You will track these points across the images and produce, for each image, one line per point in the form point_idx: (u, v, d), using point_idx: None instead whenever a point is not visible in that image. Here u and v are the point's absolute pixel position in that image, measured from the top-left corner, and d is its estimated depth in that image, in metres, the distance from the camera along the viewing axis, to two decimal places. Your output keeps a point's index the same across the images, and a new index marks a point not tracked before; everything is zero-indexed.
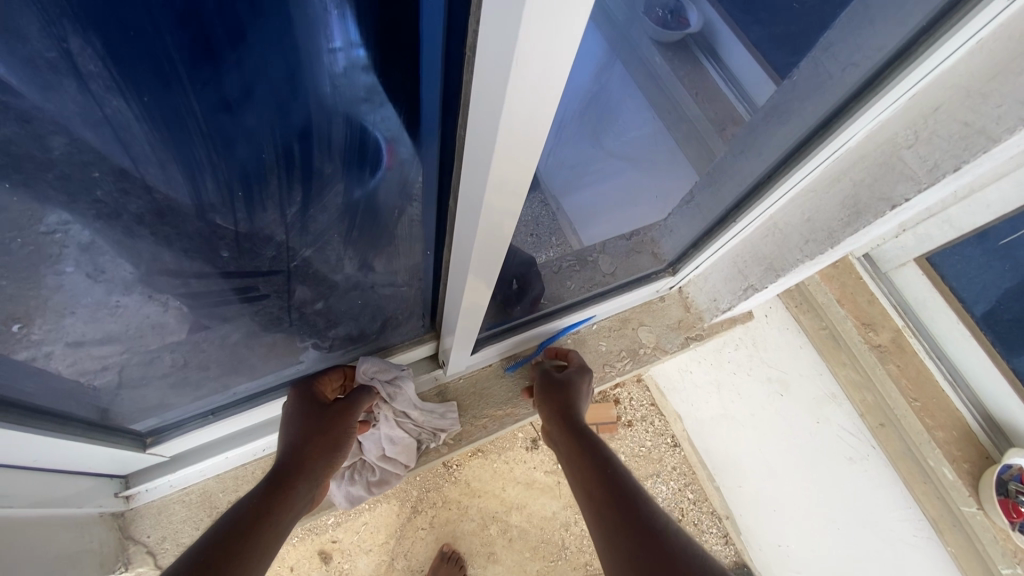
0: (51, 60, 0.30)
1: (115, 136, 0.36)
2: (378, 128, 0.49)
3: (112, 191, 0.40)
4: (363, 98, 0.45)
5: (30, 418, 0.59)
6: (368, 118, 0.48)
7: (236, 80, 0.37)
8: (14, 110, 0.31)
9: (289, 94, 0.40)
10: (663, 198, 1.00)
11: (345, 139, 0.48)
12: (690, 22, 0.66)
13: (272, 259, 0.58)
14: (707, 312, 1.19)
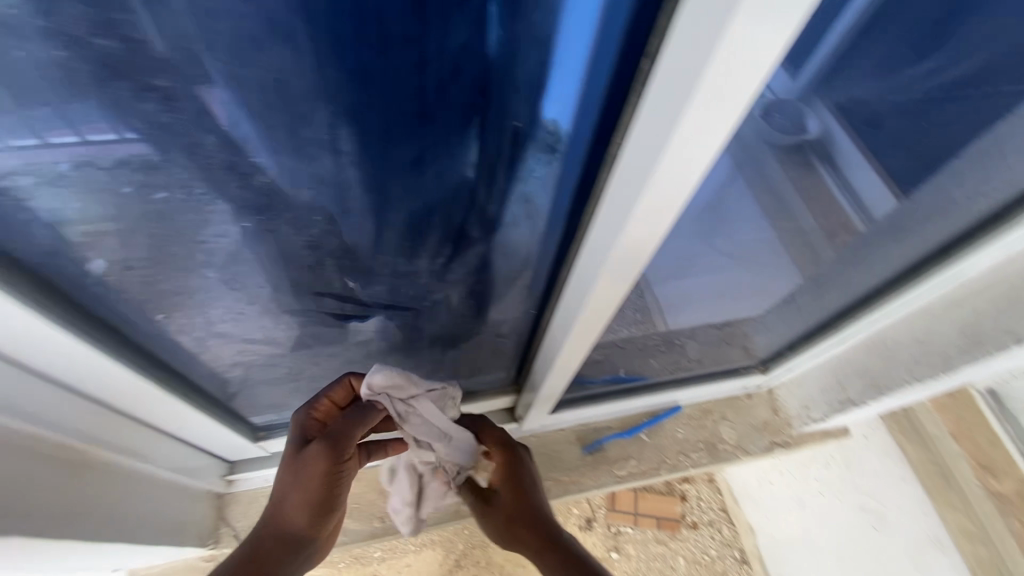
0: (306, 143, 0.41)
1: (324, 195, 0.46)
2: (514, 207, 0.57)
3: (311, 231, 0.51)
4: (509, 184, 0.53)
5: (189, 390, 0.72)
6: (507, 199, 0.55)
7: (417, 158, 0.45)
8: (273, 170, 0.42)
9: (453, 170, 0.48)
10: (762, 296, 0.96)
11: (487, 209, 0.55)
12: (809, 127, 0.63)
13: (398, 300, 0.66)
14: (798, 419, 1.14)
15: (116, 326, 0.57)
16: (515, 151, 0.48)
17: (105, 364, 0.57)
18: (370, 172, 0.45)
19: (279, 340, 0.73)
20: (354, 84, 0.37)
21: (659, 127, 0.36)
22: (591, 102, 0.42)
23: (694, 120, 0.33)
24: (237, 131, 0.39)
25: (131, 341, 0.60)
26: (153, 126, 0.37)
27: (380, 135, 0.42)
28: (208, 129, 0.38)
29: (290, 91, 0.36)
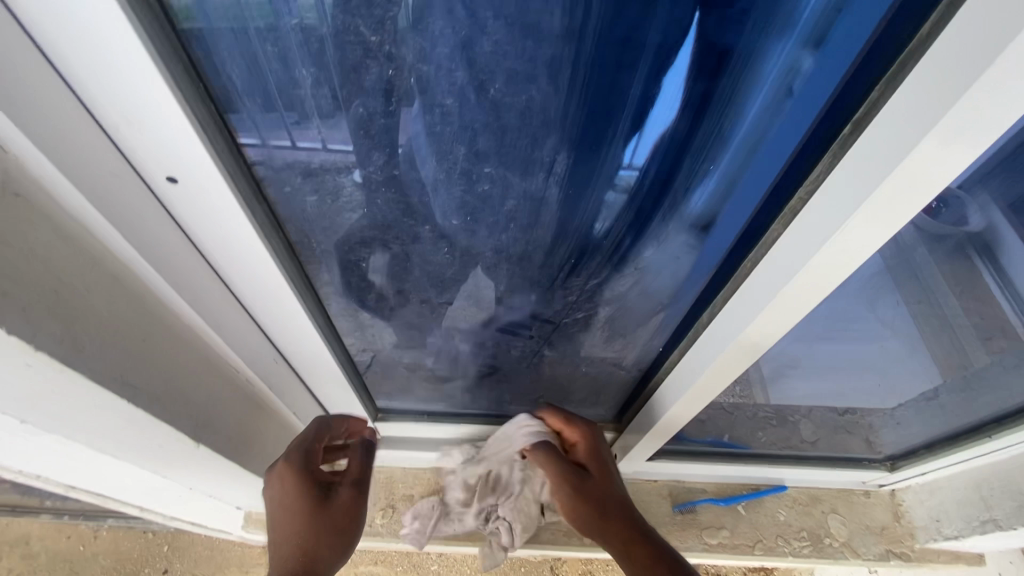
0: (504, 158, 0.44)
1: (500, 206, 0.50)
2: (658, 253, 0.57)
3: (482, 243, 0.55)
4: (658, 231, 0.54)
5: (346, 367, 0.79)
6: (653, 244, 0.56)
7: (599, 197, 0.49)
8: (469, 177, 0.46)
9: (627, 214, 0.51)
10: (887, 390, 0.90)
11: (642, 254, 0.57)
12: (970, 221, 0.65)
13: (528, 316, 0.69)
14: (924, 531, 1.03)
15: (328, 309, 0.66)
16: (688, 208, 0.50)
17: (312, 337, 0.66)
18: (553, 204, 0.49)
19: (424, 342, 0.78)
20: (577, 127, 0.42)
21: (856, 187, 0.37)
22: (777, 163, 0.43)
23: (898, 181, 0.35)
24: (472, 160, 0.44)
25: (332, 323, 0.69)
26: (409, 150, 0.43)
27: (575, 172, 0.46)
28: (450, 147, 0.43)
29: (524, 127, 0.41)
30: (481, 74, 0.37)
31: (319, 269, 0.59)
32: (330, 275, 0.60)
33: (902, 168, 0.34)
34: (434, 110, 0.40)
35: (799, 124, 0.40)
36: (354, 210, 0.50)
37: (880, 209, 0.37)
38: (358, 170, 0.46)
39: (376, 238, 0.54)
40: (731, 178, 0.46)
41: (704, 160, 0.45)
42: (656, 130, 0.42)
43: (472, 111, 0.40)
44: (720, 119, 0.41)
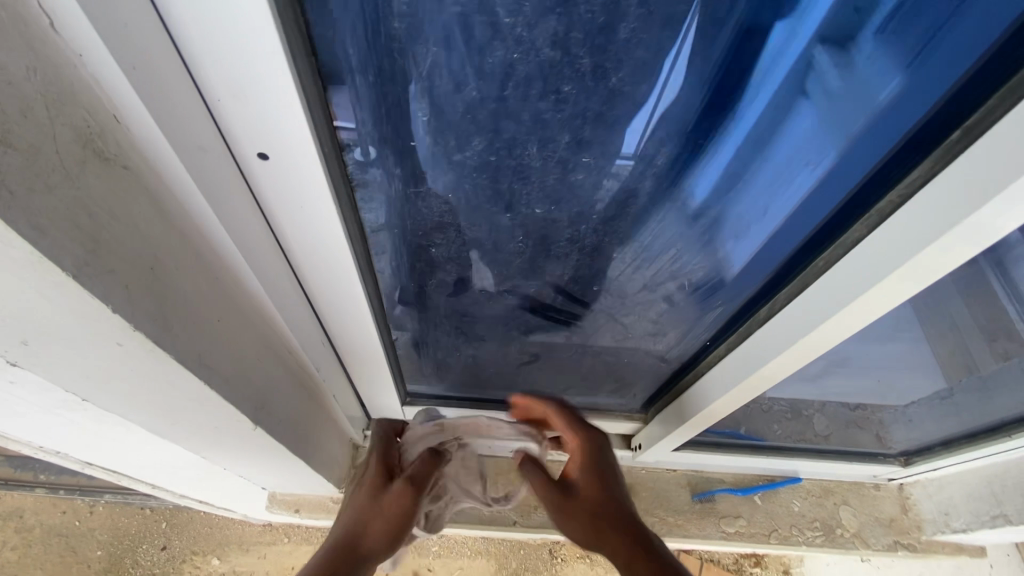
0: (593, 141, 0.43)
1: (575, 192, 0.48)
2: (687, 250, 0.58)
3: (555, 231, 0.54)
4: (690, 228, 0.55)
5: (388, 351, 0.78)
6: (681, 242, 0.57)
7: (670, 198, 0.51)
8: (559, 160, 0.45)
9: (690, 216, 0.53)
10: (891, 390, 0.90)
11: (700, 255, 0.59)
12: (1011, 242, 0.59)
13: (575, 305, 0.69)
14: (932, 524, 1.07)
15: (382, 294, 0.66)
16: (738, 203, 0.51)
17: (364, 320, 0.65)
18: (631, 205, 0.51)
19: (470, 333, 0.78)
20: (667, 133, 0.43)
21: (941, 212, 0.38)
22: (861, 172, 0.45)
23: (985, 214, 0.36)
24: (570, 150, 0.44)
25: (383, 307, 0.68)
26: (509, 138, 0.43)
27: (658, 174, 0.48)
28: (552, 135, 0.42)
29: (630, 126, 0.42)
30: (606, 62, 0.37)
31: (383, 254, 0.58)
32: (393, 259, 0.59)
33: (993, 203, 0.35)
34: (548, 97, 0.39)
35: (886, 137, 0.42)
36: (434, 195, 0.50)
37: (964, 237, 0.38)
38: (450, 156, 0.45)
39: (450, 224, 0.53)
40: (766, 165, 0.47)
41: (772, 168, 0.47)
42: (732, 139, 0.44)
43: (586, 99, 0.39)
44: (790, 130, 0.44)
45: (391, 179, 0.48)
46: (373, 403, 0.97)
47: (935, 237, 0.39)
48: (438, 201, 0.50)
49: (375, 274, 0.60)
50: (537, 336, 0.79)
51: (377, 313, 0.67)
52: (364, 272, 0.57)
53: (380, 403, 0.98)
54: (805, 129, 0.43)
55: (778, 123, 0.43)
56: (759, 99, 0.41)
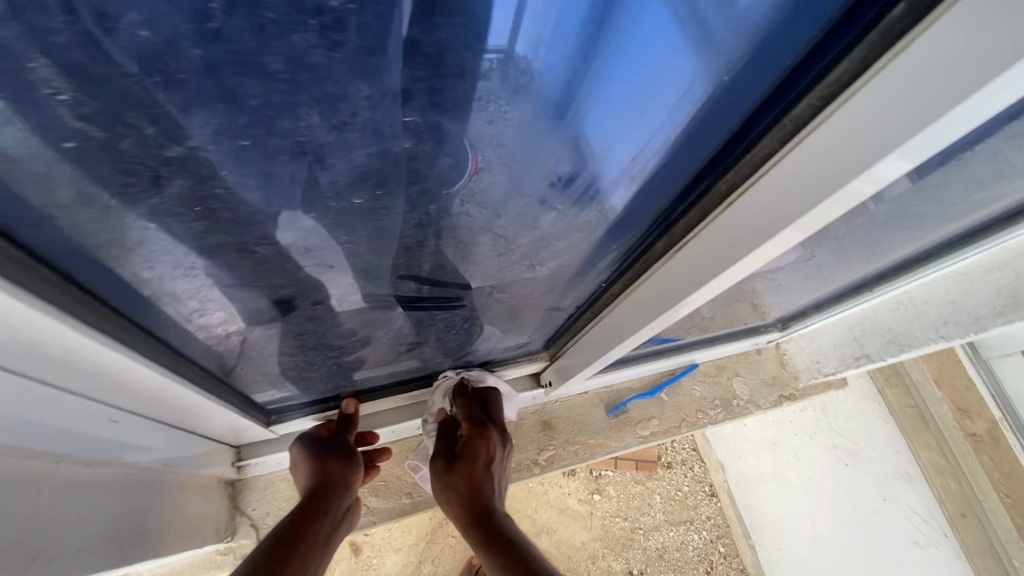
0: (411, 86, 0.25)
1: (403, 165, 0.31)
2: (531, 184, 0.41)
3: (392, 215, 0.37)
4: (525, 156, 0.37)
5: (211, 385, 0.59)
6: (512, 174, 0.39)
7: (548, 162, 0.38)
8: (364, 124, 0.26)
9: (569, 183, 0.41)
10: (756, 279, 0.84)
11: (582, 217, 0.48)
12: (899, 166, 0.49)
13: (437, 286, 0.53)
14: (806, 372, 1.19)
15: (159, 338, 0.45)
16: (569, 104, 0.33)
17: (148, 379, 0.45)
18: (509, 165, 0.38)
19: (324, 343, 0.60)
20: (538, 64, 0.30)
21: (886, 126, 0.29)
22: (749, 95, 0.37)
23: (937, 134, 0.27)
24: (380, 110, 0.26)
25: (170, 349, 0.48)
26: (265, 107, 0.24)
27: (532, 126, 0.34)
28: (335, 84, 0.24)
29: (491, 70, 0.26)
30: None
31: (133, 295, 0.37)
32: (158, 298, 0.39)
33: (950, 119, 0.26)
34: (308, 25, 0.20)
35: (768, 47, 0.33)
36: (168, 213, 0.29)
37: (907, 155, 0.29)
38: (163, 153, 0.25)
39: (227, 246, 0.34)
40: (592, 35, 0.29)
41: (645, 121, 0.36)
42: (603, 86, 0.32)
43: (381, 20, 0.21)
44: (658, 77, 0.33)
45: (61, 199, 0.26)
46: (228, 435, 0.78)
47: (865, 167, 0.30)
48: (178, 221, 0.30)
49: (128, 319, 0.40)
50: (369, 326, 0.60)
51: (165, 361, 0.47)
52: (107, 331, 0.36)
53: (238, 431, 0.79)
54: (675, 72, 0.33)
55: (646, 69, 0.32)
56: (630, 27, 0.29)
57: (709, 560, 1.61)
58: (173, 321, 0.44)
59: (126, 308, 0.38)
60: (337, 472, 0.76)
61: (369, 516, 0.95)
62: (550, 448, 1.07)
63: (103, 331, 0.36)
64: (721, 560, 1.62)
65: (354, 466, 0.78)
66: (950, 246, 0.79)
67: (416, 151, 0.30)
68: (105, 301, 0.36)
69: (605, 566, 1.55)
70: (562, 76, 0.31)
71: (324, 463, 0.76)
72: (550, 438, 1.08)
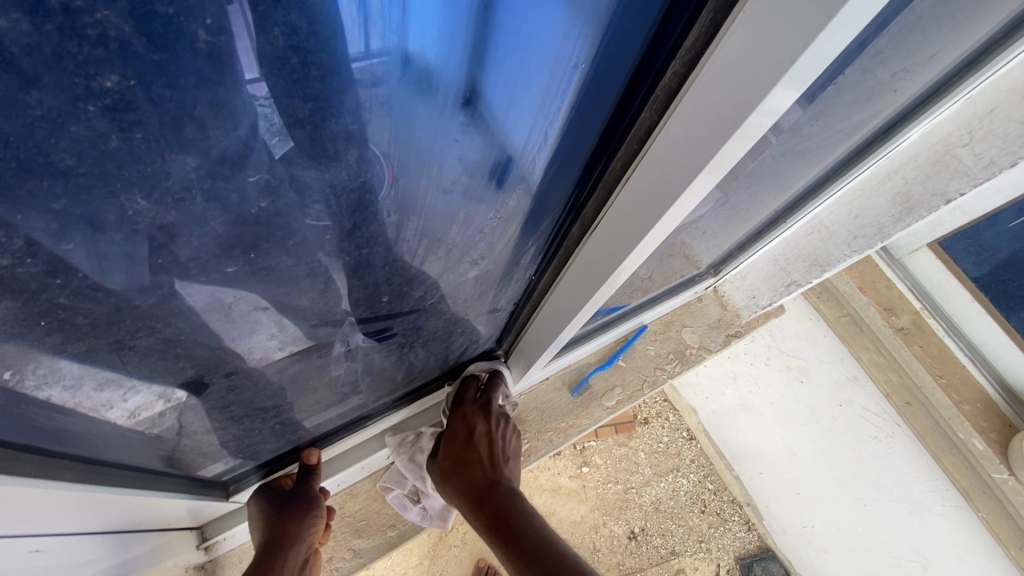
0: (239, 145, 0.23)
1: (268, 223, 0.29)
2: (433, 202, 0.39)
3: (278, 272, 0.34)
4: (420, 179, 0.35)
5: (140, 482, 0.54)
6: (414, 199, 0.37)
7: (462, 162, 0.36)
8: (200, 194, 0.24)
9: (488, 175, 0.39)
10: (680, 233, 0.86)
11: (501, 209, 0.47)
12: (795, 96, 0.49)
13: (358, 322, 0.50)
14: (746, 309, 1.24)
15: (52, 453, 0.41)
16: (454, 119, 0.31)
17: (49, 501, 0.41)
18: (423, 180, 0.35)
19: (256, 407, 0.57)
20: (435, 61, 0.26)
21: (749, 83, 0.29)
22: (617, 73, 0.37)
23: (820, 49, 0.25)
24: (218, 177, 0.24)
25: (71, 460, 0.43)
26: (79, 205, 0.21)
27: (436, 143, 0.32)
28: (151, 164, 0.21)
29: (365, 80, 0.24)
30: (157, 7, 0.16)
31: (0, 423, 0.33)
32: (38, 416, 0.35)
33: (819, 44, 0.25)
34: (89, 112, 0.18)
35: (629, 24, 0.32)
36: (9, 337, 0.26)
37: (781, 95, 0.29)
38: None
39: (99, 350, 0.31)
40: (458, 55, 0.26)
41: (531, 114, 0.35)
42: (509, 74, 0.30)
43: (177, 89, 0.19)
44: (552, 64, 0.31)
45: None
46: (183, 520, 0.73)
47: (752, 105, 0.29)
48: (24, 342, 0.27)
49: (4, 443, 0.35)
50: (299, 378, 0.56)
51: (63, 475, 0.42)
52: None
53: (194, 514, 0.74)
54: (564, 60, 0.31)
55: (549, 54, 0.30)
56: (530, 22, 0.27)
57: (701, 500, 1.71)
58: (62, 434, 0.39)
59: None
60: (293, 524, 0.77)
61: (359, 559, 0.93)
62: (524, 442, 1.09)
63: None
64: (713, 497, 1.72)
65: (311, 515, 0.79)
66: (848, 165, 0.83)
67: (274, 207, 0.28)
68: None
69: (609, 533, 1.61)
70: (462, 68, 0.28)
71: (279, 515, 0.77)
72: (522, 431, 1.09)
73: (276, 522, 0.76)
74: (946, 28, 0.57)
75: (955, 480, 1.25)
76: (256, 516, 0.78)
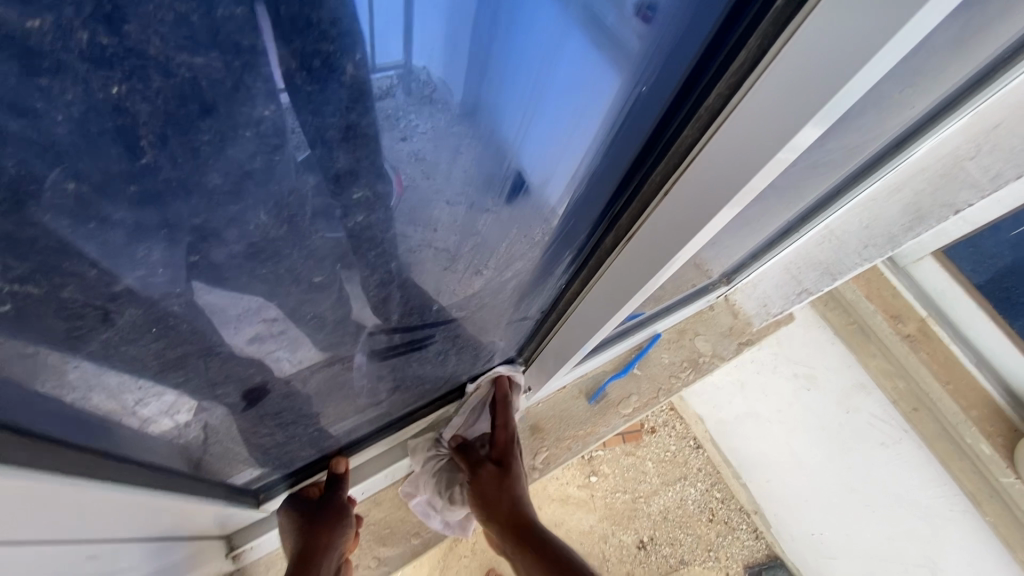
0: (352, 168, 0.25)
1: (356, 235, 0.31)
2: (484, 222, 0.40)
3: (350, 280, 0.36)
4: (475, 203, 0.36)
5: (184, 486, 0.56)
6: (468, 219, 0.38)
7: (512, 186, 0.37)
8: (312, 208, 0.26)
9: (528, 200, 0.40)
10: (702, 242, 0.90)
11: (542, 222, 0.49)
12: None
13: (405, 329, 0.52)
14: (757, 317, 1.26)
15: (112, 457, 0.42)
16: (513, 150, 0.32)
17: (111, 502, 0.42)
18: (477, 203, 0.37)
19: (301, 414, 0.58)
20: (442, 85, 0.24)
21: (793, 108, 0.32)
22: (661, 95, 0.39)
23: (875, 68, 0.27)
24: (329, 195, 0.26)
25: (131, 465, 0.45)
26: (213, 221, 0.23)
27: (493, 168, 0.33)
28: (280, 181, 0.23)
29: (435, 112, 0.25)
30: (323, 46, 0.19)
31: (70, 424, 0.34)
32: (104, 419, 0.36)
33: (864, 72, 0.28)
34: (243, 137, 0.20)
35: (686, 42, 0.35)
36: (119, 344, 0.27)
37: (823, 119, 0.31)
38: (110, 290, 0.23)
39: (191, 355, 0.32)
40: (515, 93, 0.27)
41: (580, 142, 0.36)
42: (524, 97, 0.28)
43: (317, 116, 0.21)
44: (574, 86, 0.29)
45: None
46: (215, 528, 0.73)
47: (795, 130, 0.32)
48: (131, 348, 0.28)
49: (71, 446, 0.37)
50: (343, 386, 0.58)
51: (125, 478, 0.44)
52: (37, 467, 0.33)
53: (225, 521, 0.75)
54: (602, 86, 0.30)
55: (564, 75, 0.28)
56: (585, 62, 0.27)
57: (709, 509, 1.57)
58: (123, 437, 0.41)
59: (65, 437, 0.35)
60: (323, 533, 0.78)
61: (384, 566, 0.94)
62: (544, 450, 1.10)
63: (34, 467, 0.33)
64: (721, 506, 1.57)
65: (341, 523, 0.80)
66: (860, 175, 0.85)
67: (363, 221, 0.30)
68: (37, 437, 0.33)
69: (618, 543, 1.51)
70: (468, 90, 0.25)
71: (311, 524, 0.77)
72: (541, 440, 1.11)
73: (308, 531, 0.77)
74: (958, 46, 0.60)
75: (965, 486, 1.31)
76: (287, 524, 0.78)
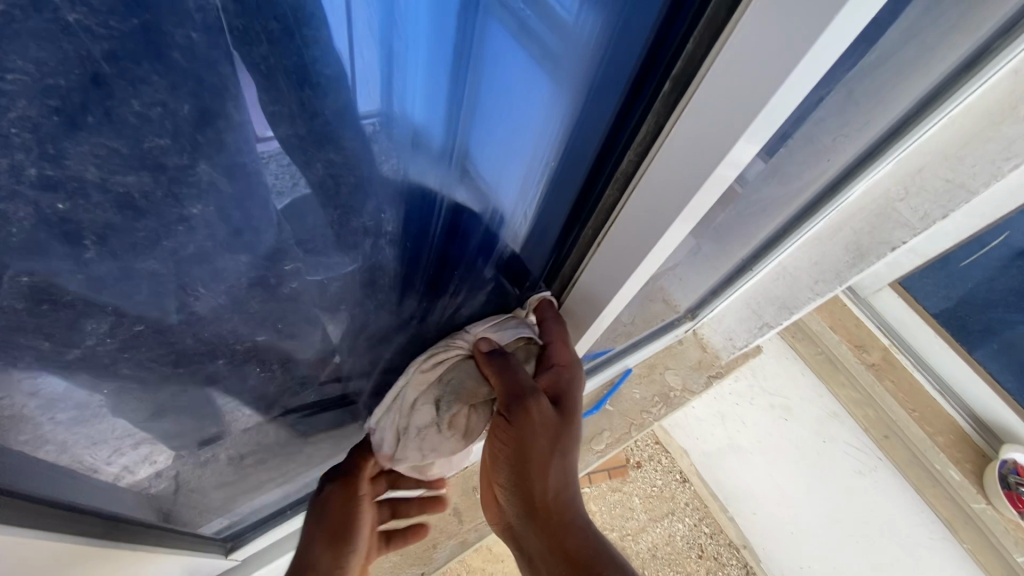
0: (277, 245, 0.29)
1: (291, 299, 0.34)
2: (432, 257, 0.43)
3: (297, 337, 0.40)
4: (424, 238, 0.40)
5: (166, 540, 0.57)
6: (419, 255, 0.42)
7: (460, 211, 0.41)
8: (247, 279, 0.30)
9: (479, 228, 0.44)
10: (661, 282, 0.95)
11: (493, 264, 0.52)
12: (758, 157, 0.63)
13: (359, 377, 0.55)
14: (725, 350, 1.31)
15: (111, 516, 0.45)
16: (453, 179, 0.37)
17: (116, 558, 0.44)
18: (427, 233, 0.40)
19: (264, 461, 0.60)
20: (423, 121, 0.30)
21: (703, 156, 0.35)
22: (580, 163, 0.44)
23: (749, 141, 0.33)
24: (262, 267, 0.30)
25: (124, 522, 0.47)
26: (152, 297, 0.26)
27: (440, 199, 0.38)
28: (214, 261, 0.27)
29: (380, 148, 0.29)
30: (236, 158, 0.23)
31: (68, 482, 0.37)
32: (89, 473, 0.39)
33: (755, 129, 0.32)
34: (175, 232, 0.24)
35: (588, 121, 0.40)
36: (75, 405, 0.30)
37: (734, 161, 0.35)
38: (62, 358, 0.27)
39: (148, 410, 0.35)
40: (453, 130, 0.32)
41: (517, 176, 0.41)
42: (477, 129, 0.34)
43: (239, 207, 0.25)
44: (505, 122, 0.35)
45: None
46: None
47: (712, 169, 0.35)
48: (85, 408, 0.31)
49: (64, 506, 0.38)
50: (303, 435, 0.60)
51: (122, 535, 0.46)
52: (36, 524, 0.34)
53: None
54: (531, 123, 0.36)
55: (495, 113, 0.33)
56: (510, 104, 0.33)
57: (698, 545, 1.48)
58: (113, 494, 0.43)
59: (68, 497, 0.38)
60: None
61: None
62: None
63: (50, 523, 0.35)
64: (709, 541, 1.49)
65: None
66: (798, 219, 0.92)
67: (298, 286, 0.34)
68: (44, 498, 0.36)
69: None
70: (450, 126, 0.32)
71: None
72: None
73: None
74: (870, 102, 0.67)
75: (937, 510, 1.32)
76: None
